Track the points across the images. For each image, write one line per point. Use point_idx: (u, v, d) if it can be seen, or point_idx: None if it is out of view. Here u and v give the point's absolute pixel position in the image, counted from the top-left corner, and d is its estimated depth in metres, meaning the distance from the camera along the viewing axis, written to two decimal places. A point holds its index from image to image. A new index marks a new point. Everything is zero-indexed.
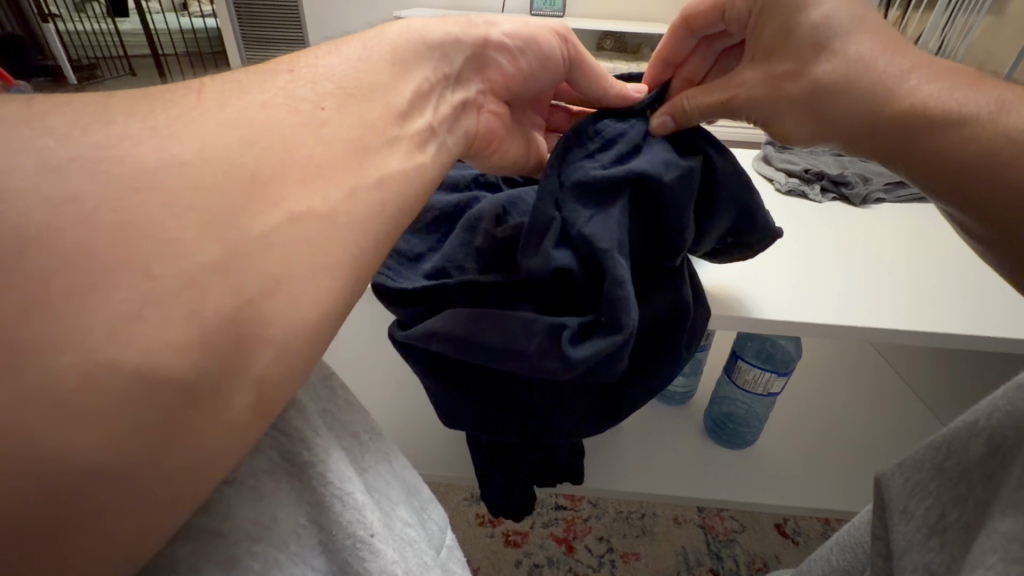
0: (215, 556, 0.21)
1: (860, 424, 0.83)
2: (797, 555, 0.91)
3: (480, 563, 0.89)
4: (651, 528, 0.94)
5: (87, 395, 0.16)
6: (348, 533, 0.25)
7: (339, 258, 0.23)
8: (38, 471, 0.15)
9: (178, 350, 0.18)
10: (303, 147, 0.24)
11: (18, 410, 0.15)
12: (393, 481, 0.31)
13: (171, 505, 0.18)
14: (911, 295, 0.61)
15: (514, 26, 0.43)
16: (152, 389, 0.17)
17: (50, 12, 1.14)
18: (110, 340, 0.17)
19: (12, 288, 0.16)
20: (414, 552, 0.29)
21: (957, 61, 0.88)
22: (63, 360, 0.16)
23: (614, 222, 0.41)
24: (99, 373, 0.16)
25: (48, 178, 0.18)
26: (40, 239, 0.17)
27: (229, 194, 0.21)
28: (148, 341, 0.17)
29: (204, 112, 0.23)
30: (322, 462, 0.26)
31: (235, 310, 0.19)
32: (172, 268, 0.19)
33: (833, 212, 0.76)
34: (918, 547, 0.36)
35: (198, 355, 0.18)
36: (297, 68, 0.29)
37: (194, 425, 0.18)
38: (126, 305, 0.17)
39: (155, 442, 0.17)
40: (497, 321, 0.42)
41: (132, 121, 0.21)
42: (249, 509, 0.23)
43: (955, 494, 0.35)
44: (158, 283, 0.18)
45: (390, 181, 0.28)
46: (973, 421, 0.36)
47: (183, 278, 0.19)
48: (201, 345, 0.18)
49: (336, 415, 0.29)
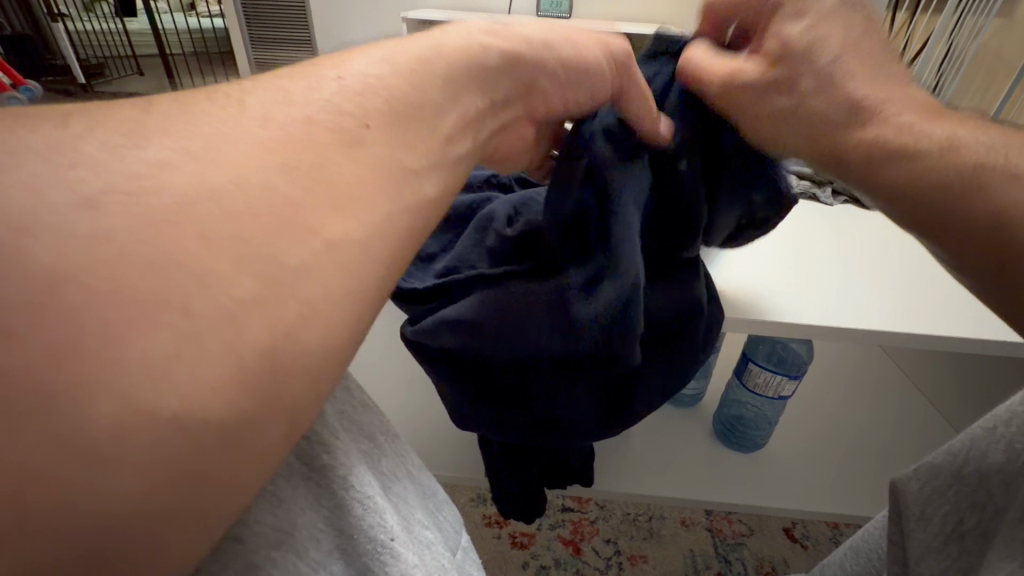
0: (237, 565, 0.21)
1: (869, 429, 0.82)
2: (806, 559, 0.90)
3: (487, 564, 0.89)
4: (658, 530, 0.94)
5: (116, 438, 0.15)
6: (369, 538, 0.25)
7: (374, 287, 0.22)
8: (73, 521, 0.14)
9: (214, 390, 0.16)
10: (342, 171, 0.23)
11: (55, 460, 0.14)
12: (410, 484, 0.31)
13: (196, 541, 0.17)
14: (925, 299, 0.60)
15: (572, 54, 0.38)
16: (188, 433, 0.16)
17: (63, 12, 1.16)
18: (146, 384, 0.15)
19: (46, 327, 0.15)
20: (432, 555, 0.29)
21: (970, 61, 0.86)
22: (101, 406, 0.15)
23: (627, 192, 0.41)
24: (133, 420, 0.15)
25: (83, 215, 0.17)
26: (74, 278, 0.16)
27: (260, 222, 0.19)
28: (185, 380, 0.16)
29: (246, 128, 0.22)
30: (342, 465, 0.26)
31: (275, 343, 0.18)
32: (210, 303, 0.17)
33: (842, 214, 0.75)
34: (935, 554, 0.35)
35: (234, 395, 0.17)
36: (345, 75, 0.27)
37: (224, 461, 0.17)
38: (163, 345, 0.16)
39: (187, 486, 0.16)
40: (508, 292, 0.44)
41: (170, 147, 0.20)
42: (270, 515, 0.23)
43: (973, 501, 0.35)
44: (198, 321, 0.17)
45: (428, 207, 0.27)
46: (991, 428, 0.36)
47: (222, 315, 0.17)
48: (237, 383, 0.17)
49: (353, 417, 0.29)
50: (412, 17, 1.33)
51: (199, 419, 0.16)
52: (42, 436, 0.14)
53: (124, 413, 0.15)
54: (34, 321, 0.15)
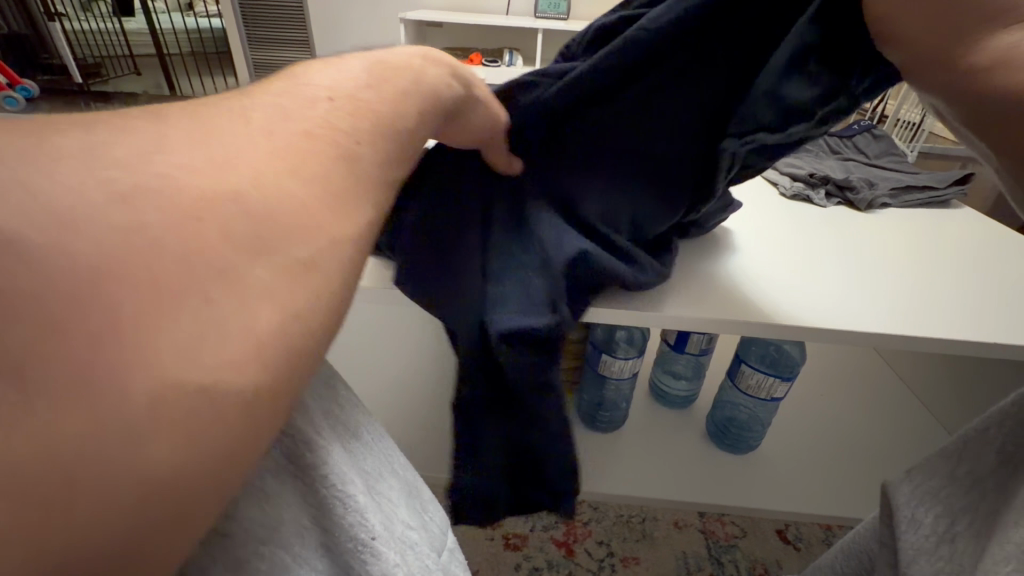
0: (226, 556, 0.22)
1: (863, 430, 0.82)
2: (799, 561, 0.90)
3: (480, 566, 0.88)
4: (652, 532, 0.94)
5: (83, 442, 0.14)
6: (350, 535, 0.25)
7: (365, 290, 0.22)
8: (96, 504, 0.15)
9: (237, 369, 0.17)
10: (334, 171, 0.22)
11: (85, 444, 0.14)
12: (394, 482, 0.31)
13: (175, 546, 0.16)
14: (918, 301, 0.60)
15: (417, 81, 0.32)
16: (218, 412, 0.16)
17: (59, 11, 1.16)
18: (175, 363, 0.16)
19: (65, 323, 0.15)
20: (416, 555, 0.29)
21: None
22: (135, 385, 0.15)
23: (608, 143, 0.43)
24: (170, 397, 0.16)
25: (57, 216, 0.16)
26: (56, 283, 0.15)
27: None
28: (212, 361, 0.17)
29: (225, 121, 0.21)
30: (325, 462, 0.25)
31: (253, 340, 0.18)
32: (228, 293, 0.18)
33: (837, 216, 0.75)
34: (926, 555, 0.35)
35: (256, 372, 0.17)
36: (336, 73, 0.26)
37: (243, 445, 0.17)
38: (188, 329, 0.17)
39: (211, 468, 0.17)
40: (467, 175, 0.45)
41: (144, 140, 0.20)
42: (258, 511, 0.23)
43: (966, 503, 0.34)
44: (218, 308, 0.17)
45: None
46: (983, 429, 0.36)
47: (238, 302, 0.18)
48: (257, 363, 0.18)
49: (339, 415, 0.29)
50: (409, 18, 1.34)
51: (199, 376, 0.16)
52: (77, 416, 0.14)
53: (93, 416, 0.15)
54: (20, 299, 0.15)
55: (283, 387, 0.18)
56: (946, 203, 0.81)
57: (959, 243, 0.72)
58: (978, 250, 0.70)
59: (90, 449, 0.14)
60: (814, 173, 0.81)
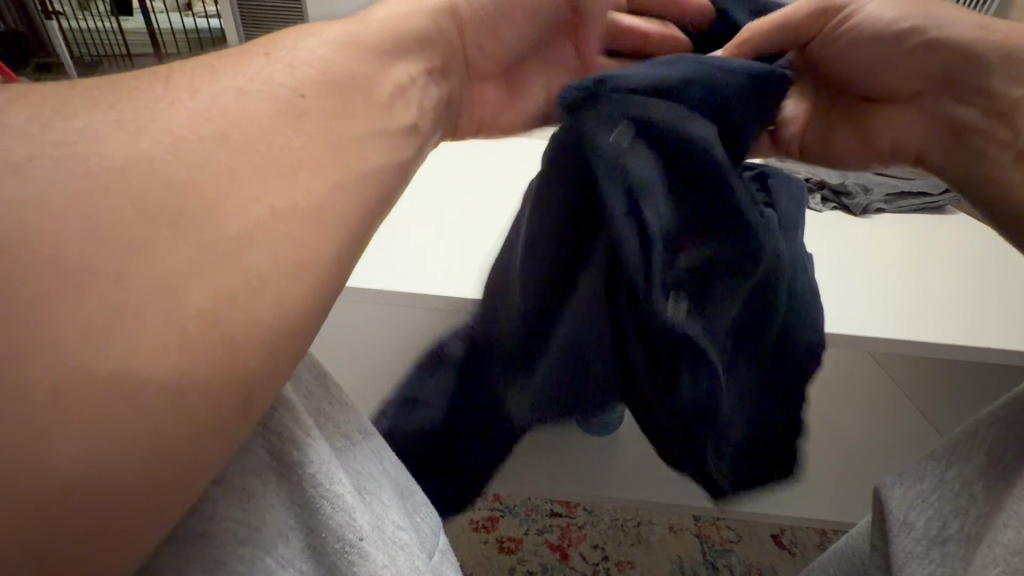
0: (202, 558, 0.21)
1: (857, 434, 0.82)
2: (794, 566, 0.90)
3: (474, 569, 0.88)
4: (647, 536, 0.93)
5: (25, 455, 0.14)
6: (337, 536, 0.25)
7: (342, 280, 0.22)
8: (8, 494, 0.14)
9: (155, 352, 0.16)
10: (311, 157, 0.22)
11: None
12: (385, 482, 0.30)
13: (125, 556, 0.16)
14: (912, 307, 0.60)
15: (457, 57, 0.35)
16: (130, 395, 0.16)
17: (57, 10, 1.15)
18: (82, 346, 0.15)
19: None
20: (406, 556, 0.28)
21: None
22: (33, 370, 0.15)
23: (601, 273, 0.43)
24: (68, 383, 0.15)
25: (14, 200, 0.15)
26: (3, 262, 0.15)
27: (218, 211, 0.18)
28: (124, 344, 0.16)
29: (195, 95, 0.21)
30: (312, 462, 0.25)
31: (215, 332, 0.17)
32: (148, 270, 0.17)
33: (831, 220, 0.76)
34: (918, 559, 0.35)
35: (180, 356, 0.16)
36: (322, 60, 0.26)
37: (177, 433, 0.16)
38: (97, 312, 0.16)
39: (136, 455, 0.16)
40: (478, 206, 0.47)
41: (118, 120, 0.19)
42: (238, 510, 0.22)
43: (956, 505, 0.35)
44: (133, 285, 0.16)
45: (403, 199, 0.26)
46: (972, 431, 0.36)
47: (160, 280, 0.17)
48: (179, 345, 0.17)
49: (328, 415, 0.29)
50: None
51: (108, 363, 0.15)
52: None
53: (32, 422, 0.14)
54: None
55: (229, 372, 0.17)
56: (938, 208, 0.82)
57: (955, 251, 0.71)
58: (975, 257, 0.70)
59: (29, 455, 0.14)
60: (809, 178, 0.81)
